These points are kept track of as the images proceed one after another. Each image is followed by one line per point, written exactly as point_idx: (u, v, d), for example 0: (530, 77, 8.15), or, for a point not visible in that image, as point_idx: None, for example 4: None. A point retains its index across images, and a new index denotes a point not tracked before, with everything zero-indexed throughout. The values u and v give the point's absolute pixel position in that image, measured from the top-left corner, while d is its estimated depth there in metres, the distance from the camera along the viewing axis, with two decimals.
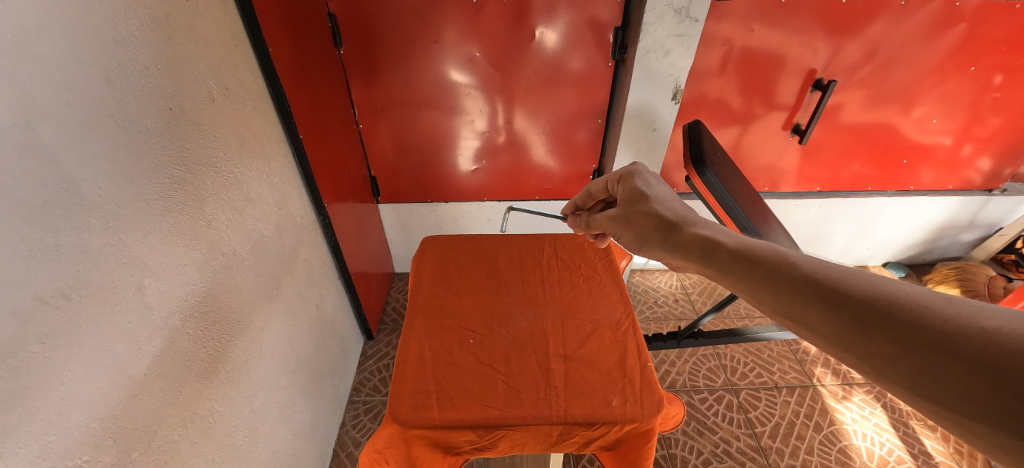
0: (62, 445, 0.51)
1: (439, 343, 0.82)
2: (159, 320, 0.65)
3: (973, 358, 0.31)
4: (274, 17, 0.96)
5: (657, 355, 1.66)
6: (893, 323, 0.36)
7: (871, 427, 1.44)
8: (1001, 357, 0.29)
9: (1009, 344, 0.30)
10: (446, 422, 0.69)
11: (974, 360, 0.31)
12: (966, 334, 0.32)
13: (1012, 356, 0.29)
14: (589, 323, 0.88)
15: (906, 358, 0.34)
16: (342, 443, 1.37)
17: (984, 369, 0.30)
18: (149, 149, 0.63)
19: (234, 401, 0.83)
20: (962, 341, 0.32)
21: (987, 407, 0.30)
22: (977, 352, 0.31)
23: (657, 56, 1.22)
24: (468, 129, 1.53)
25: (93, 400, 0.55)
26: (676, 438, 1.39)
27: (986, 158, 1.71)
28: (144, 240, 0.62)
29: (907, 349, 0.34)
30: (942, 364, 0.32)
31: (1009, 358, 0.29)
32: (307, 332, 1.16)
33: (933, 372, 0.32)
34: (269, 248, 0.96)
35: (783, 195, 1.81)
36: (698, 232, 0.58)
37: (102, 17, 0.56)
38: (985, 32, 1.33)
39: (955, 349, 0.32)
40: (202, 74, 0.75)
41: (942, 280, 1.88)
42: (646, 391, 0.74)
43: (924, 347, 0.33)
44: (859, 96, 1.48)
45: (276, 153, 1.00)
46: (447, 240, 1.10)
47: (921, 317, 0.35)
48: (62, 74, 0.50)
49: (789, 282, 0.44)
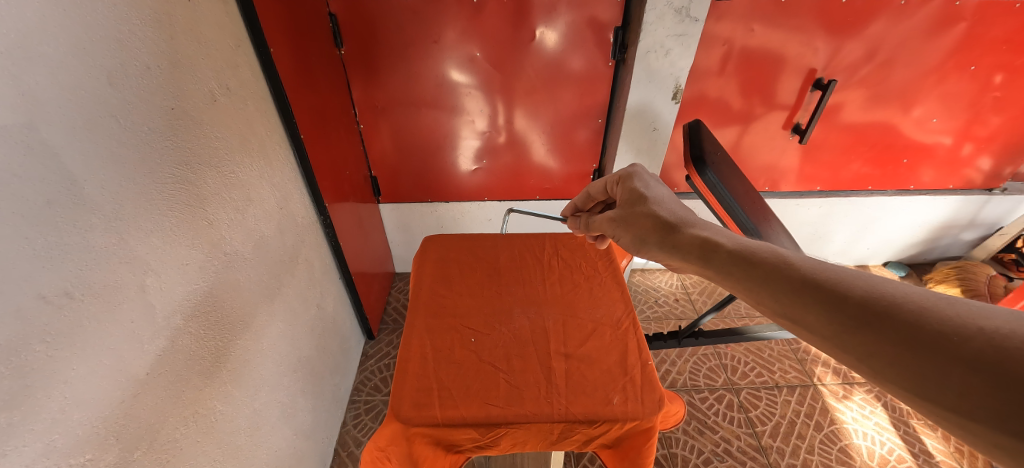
0: (65, 444, 0.51)
1: (440, 342, 0.82)
2: (162, 319, 0.65)
3: (972, 359, 0.31)
4: (275, 17, 0.96)
5: (657, 355, 1.66)
6: (893, 323, 0.36)
7: (872, 426, 1.44)
8: (1000, 357, 0.30)
9: (1008, 345, 0.30)
10: (448, 420, 0.69)
11: (973, 361, 0.31)
12: (964, 334, 0.32)
13: (1011, 357, 0.29)
14: (590, 322, 0.88)
15: (905, 358, 0.34)
16: (343, 442, 1.37)
17: (983, 370, 0.30)
18: (151, 149, 0.63)
19: (236, 400, 0.83)
20: (961, 341, 0.32)
21: (986, 407, 0.30)
22: (976, 352, 0.31)
23: (657, 56, 1.22)
24: (468, 129, 1.53)
25: (96, 399, 0.55)
26: (677, 437, 1.39)
27: (986, 157, 1.71)
28: (146, 239, 0.62)
29: (906, 350, 0.34)
30: (940, 364, 0.32)
31: (1008, 359, 0.29)
32: (308, 331, 1.16)
33: (933, 372, 0.33)
34: (270, 248, 0.97)
35: (783, 195, 1.81)
36: (696, 234, 0.58)
37: (106, 18, 0.56)
38: (985, 31, 1.33)
39: (954, 349, 0.32)
40: (203, 74, 0.75)
41: (942, 279, 1.88)
42: (646, 389, 0.74)
43: (923, 348, 0.33)
44: (859, 95, 1.48)
45: (277, 153, 1.01)
46: (448, 240, 1.11)
47: (920, 318, 0.35)
48: (64, 75, 0.51)
49: (788, 283, 0.44)
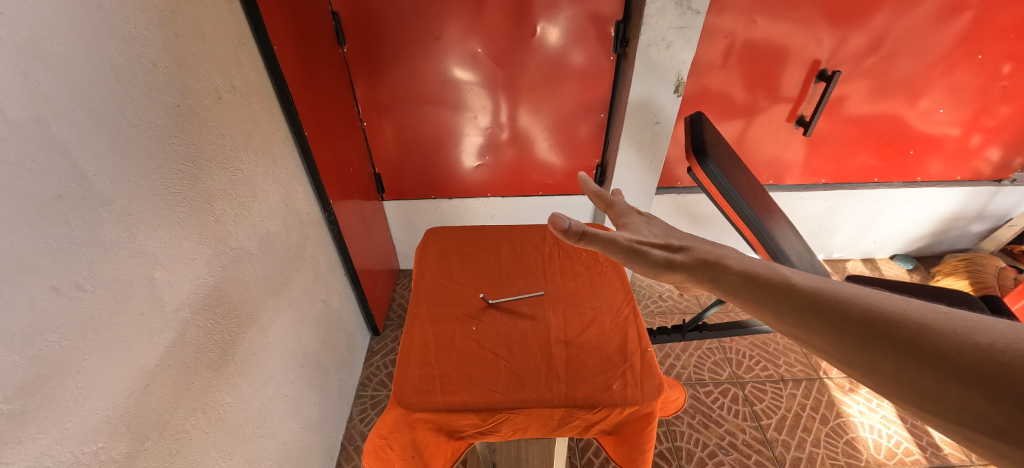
0: (78, 431, 0.52)
1: (443, 329, 0.83)
2: (170, 312, 0.66)
3: (970, 373, 0.31)
4: (278, 15, 0.97)
5: (661, 349, 1.66)
6: (894, 340, 0.36)
7: (879, 420, 1.43)
8: (998, 372, 0.30)
9: (1004, 359, 0.31)
10: (449, 406, 0.70)
11: (971, 375, 0.31)
12: (961, 349, 0.33)
13: (1008, 373, 0.30)
14: (590, 310, 0.89)
15: (906, 372, 0.35)
16: (350, 436, 1.39)
17: (983, 384, 0.31)
18: (157, 145, 0.64)
19: (243, 393, 0.84)
20: (959, 356, 0.32)
21: (989, 421, 0.30)
22: (974, 367, 0.31)
23: (658, 49, 1.22)
24: (472, 126, 1.54)
25: (109, 388, 0.56)
26: (681, 430, 1.39)
27: (996, 148, 1.69)
28: (154, 233, 0.64)
29: (908, 365, 0.35)
30: (940, 379, 0.33)
31: (1008, 373, 0.30)
32: (314, 326, 1.18)
33: (933, 386, 0.33)
34: (277, 244, 0.98)
35: (788, 188, 1.80)
36: (706, 254, 0.58)
37: (111, 13, 0.57)
38: (992, 20, 1.31)
39: (953, 364, 0.32)
40: (209, 72, 0.76)
41: (950, 272, 1.75)
42: (645, 375, 0.75)
43: (923, 363, 0.34)
44: (863, 86, 1.47)
45: (282, 150, 1.02)
46: (450, 231, 1.11)
47: (920, 334, 0.35)
48: (73, 70, 0.52)
49: (790, 303, 0.45)
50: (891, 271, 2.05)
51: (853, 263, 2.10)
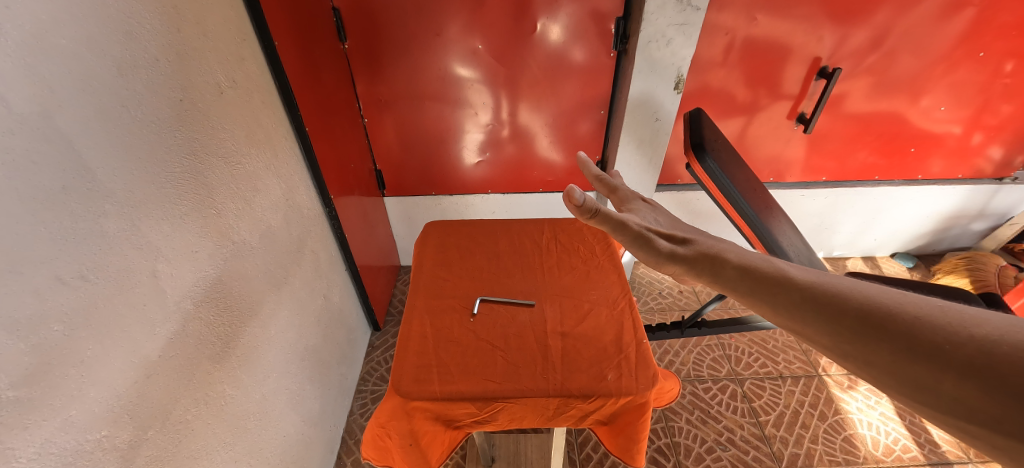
0: (81, 419, 0.53)
1: (440, 320, 0.84)
2: (172, 303, 0.67)
3: (964, 365, 0.32)
4: (279, 11, 0.98)
5: (661, 345, 1.66)
6: (889, 333, 0.37)
7: (877, 416, 1.43)
8: (991, 364, 0.31)
9: (997, 352, 0.31)
10: (445, 394, 0.70)
11: (964, 367, 0.32)
12: (955, 341, 0.33)
13: (1001, 365, 0.30)
14: (587, 302, 0.89)
15: (902, 365, 0.35)
16: (350, 430, 1.40)
17: (976, 375, 0.31)
18: (159, 138, 0.65)
19: (244, 385, 0.85)
20: (953, 349, 0.33)
21: (980, 411, 0.31)
22: (967, 359, 0.32)
23: (658, 45, 1.22)
24: (473, 122, 1.54)
25: (113, 377, 0.57)
26: (680, 426, 1.40)
27: (998, 146, 1.69)
28: (157, 226, 0.65)
29: (904, 357, 0.35)
30: (935, 371, 0.33)
31: (1000, 365, 0.30)
32: (315, 321, 1.19)
33: (928, 377, 0.33)
34: (278, 238, 0.99)
35: (789, 186, 1.80)
36: (705, 247, 0.58)
37: (114, 8, 0.57)
38: (995, 17, 1.31)
39: (947, 356, 0.33)
40: (211, 67, 0.77)
41: (950, 270, 1.78)
42: (640, 366, 0.75)
43: (918, 356, 0.34)
44: (864, 84, 1.47)
45: (283, 145, 1.02)
46: (449, 225, 1.12)
47: (915, 327, 0.36)
48: (77, 64, 0.52)
49: (787, 295, 0.45)
50: (891, 269, 2.05)
51: (853, 261, 2.10)
